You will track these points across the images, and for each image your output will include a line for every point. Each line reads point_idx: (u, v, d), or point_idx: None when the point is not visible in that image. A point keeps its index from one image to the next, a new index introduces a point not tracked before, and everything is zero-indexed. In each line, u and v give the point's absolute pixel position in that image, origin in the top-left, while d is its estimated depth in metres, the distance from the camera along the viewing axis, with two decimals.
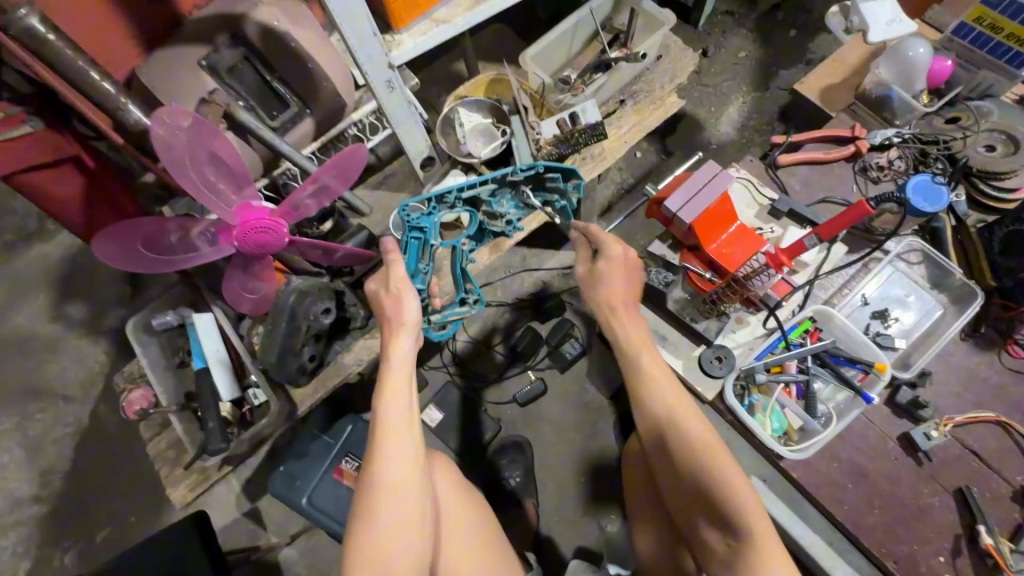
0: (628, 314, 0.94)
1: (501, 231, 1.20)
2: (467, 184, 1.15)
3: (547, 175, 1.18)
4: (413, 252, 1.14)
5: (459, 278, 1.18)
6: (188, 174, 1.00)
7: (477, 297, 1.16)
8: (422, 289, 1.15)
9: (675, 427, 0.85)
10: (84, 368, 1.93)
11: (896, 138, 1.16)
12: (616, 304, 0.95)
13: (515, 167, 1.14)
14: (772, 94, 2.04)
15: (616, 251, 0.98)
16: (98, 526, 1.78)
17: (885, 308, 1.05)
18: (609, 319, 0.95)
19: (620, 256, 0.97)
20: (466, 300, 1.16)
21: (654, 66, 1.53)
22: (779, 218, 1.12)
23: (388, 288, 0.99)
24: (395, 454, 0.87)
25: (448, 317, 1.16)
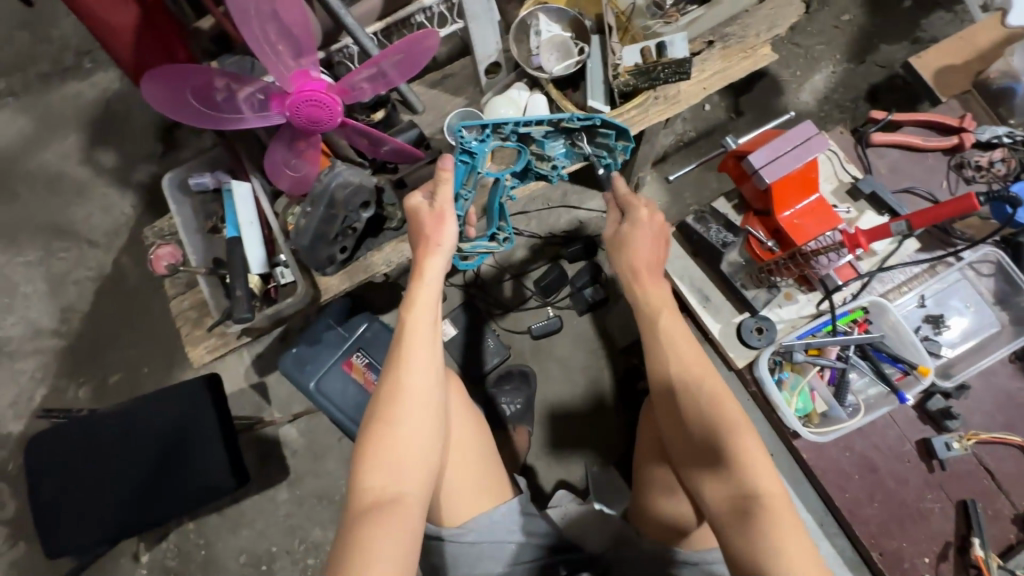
0: (652, 279, 0.94)
1: (543, 174, 1.17)
2: (524, 120, 1.09)
3: (601, 129, 1.11)
4: (458, 177, 1.10)
5: (495, 212, 1.15)
6: (250, 26, 0.95)
7: (507, 236, 1.14)
8: (461, 217, 1.11)
9: (689, 392, 0.86)
10: (110, 217, 1.93)
11: (1006, 139, 1.06)
12: (640, 266, 0.93)
13: (572, 114, 1.08)
14: (866, 69, 1.87)
15: (643, 213, 0.96)
16: (112, 369, 1.85)
17: (940, 314, 1.01)
18: (630, 281, 0.94)
19: (645, 221, 0.96)
20: (496, 237, 1.14)
21: (754, 10, 1.39)
22: (857, 199, 1.05)
23: (433, 205, 0.99)
24: (419, 367, 0.89)
25: (476, 248, 1.15)
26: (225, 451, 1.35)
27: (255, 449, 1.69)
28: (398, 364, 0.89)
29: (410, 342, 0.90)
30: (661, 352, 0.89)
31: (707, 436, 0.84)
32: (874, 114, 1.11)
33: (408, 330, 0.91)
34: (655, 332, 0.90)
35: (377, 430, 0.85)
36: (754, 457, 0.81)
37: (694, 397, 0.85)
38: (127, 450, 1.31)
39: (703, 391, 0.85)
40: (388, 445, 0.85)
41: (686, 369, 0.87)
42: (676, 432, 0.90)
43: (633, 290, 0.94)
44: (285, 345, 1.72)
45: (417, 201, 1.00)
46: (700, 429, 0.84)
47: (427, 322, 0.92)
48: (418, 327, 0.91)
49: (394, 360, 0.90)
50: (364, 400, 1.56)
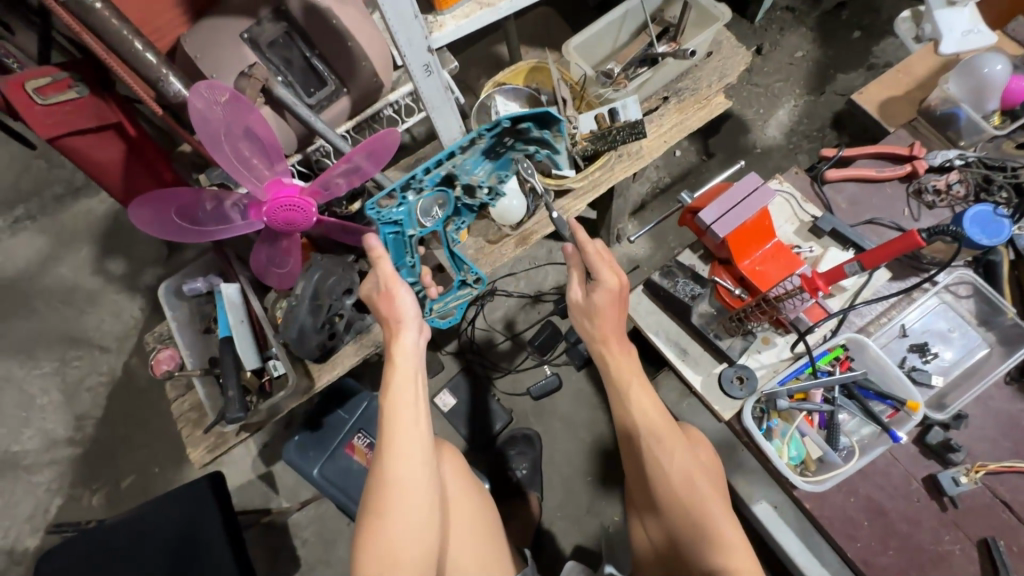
0: (622, 349, 0.94)
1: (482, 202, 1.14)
2: (427, 167, 1.05)
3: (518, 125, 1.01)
4: (394, 247, 1.13)
5: (454, 261, 1.18)
6: (223, 148, 1.02)
7: (476, 278, 1.18)
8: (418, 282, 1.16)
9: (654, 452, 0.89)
10: (121, 322, 2.01)
11: (959, 161, 1.08)
12: (610, 338, 0.94)
13: (478, 128, 1.00)
14: (827, 99, 1.93)
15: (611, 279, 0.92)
16: (125, 471, 1.88)
17: (925, 342, 1.00)
18: (599, 349, 0.95)
19: (615, 285, 0.92)
20: (466, 282, 1.19)
21: (703, 63, 1.46)
22: (821, 237, 1.07)
23: (383, 286, 0.98)
24: (405, 459, 0.86)
25: (447, 300, 1.19)
26: (235, 561, 1.33)
27: (266, 542, 1.67)
28: (382, 455, 0.87)
29: (394, 433, 0.88)
30: (623, 409, 0.92)
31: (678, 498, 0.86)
32: (825, 151, 1.14)
33: (387, 419, 0.89)
34: (625, 395, 0.92)
35: (371, 531, 0.83)
36: (720, 526, 0.83)
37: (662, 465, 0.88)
38: (141, 560, 1.29)
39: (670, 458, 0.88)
40: (383, 542, 0.82)
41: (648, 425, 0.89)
42: (643, 492, 0.93)
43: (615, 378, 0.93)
44: (289, 431, 1.73)
45: (369, 286, 1.00)
46: (666, 492, 0.87)
47: (408, 410, 0.89)
48: (400, 417, 0.89)
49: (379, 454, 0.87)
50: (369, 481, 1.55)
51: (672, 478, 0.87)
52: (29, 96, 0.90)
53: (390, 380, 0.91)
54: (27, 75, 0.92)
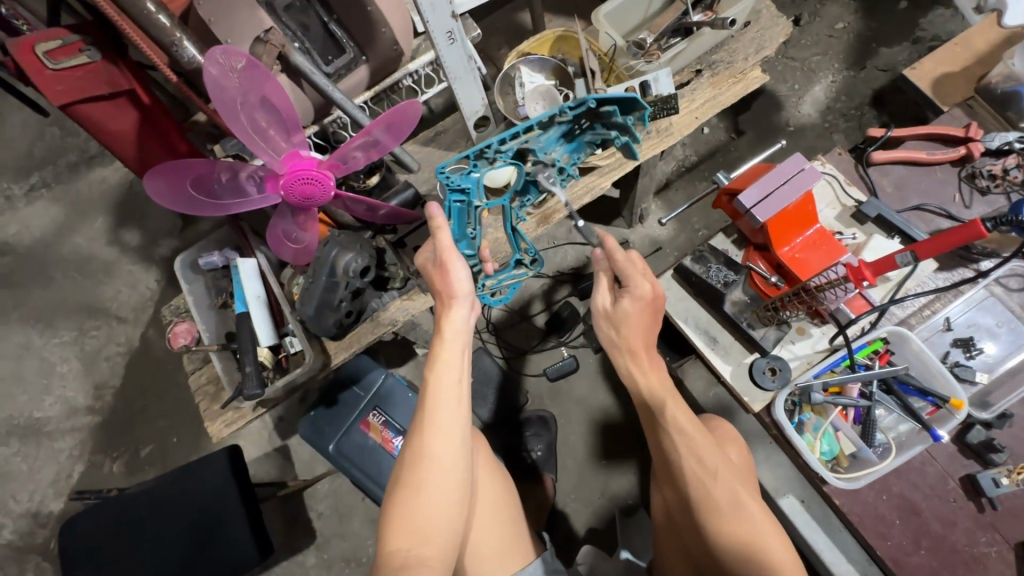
0: (650, 361, 0.89)
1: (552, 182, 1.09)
2: (508, 137, 1.04)
3: (602, 109, 1.00)
4: (458, 217, 1.10)
5: (512, 238, 1.12)
6: (239, 118, 0.97)
7: (534, 257, 1.10)
8: (474, 256, 1.11)
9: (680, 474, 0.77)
10: (136, 293, 2.01)
11: (1020, 144, 1.01)
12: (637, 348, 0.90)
13: (561, 105, 1.01)
14: (868, 74, 1.82)
15: (643, 285, 0.91)
16: (144, 440, 1.90)
17: (971, 337, 0.95)
18: (626, 362, 0.91)
19: (646, 292, 0.90)
20: (522, 261, 1.11)
21: (740, 34, 1.38)
22: (864, 223, 1.01)
23: (440, 260, 0.97)
24: (446, 435, 0.85)
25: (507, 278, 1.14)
26: (249, 524, 1.34)
27: (282, 514, 1.69)
28: (421, 429, 0.85)
29: (434, 408, 0.86)
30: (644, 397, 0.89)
31: (700, 482, 0.83)
32: (871, 132, 1.08)
33: (432, 393, 0.87)
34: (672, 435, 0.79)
35: (403, 502, 0.81)
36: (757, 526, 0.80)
37: (699, 471, 0.83)
38: (161, 526, 1.32)
39: (688, 440, 0.84)
40: (415, 516, 0.80)
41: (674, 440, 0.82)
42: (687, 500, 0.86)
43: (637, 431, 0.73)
44: (304, 406, 1.74)
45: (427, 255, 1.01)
46: (692, 477, 0.84)
47: (450, 385, 0.88)
48: (444, 393, 0.87)
49: (420, 426, 0.86)
50: (383, 458, 1.55)
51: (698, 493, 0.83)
52: (41, 61, 0.87)
53: (438, 355, 0.90)
54: (37, 38, 0.88)
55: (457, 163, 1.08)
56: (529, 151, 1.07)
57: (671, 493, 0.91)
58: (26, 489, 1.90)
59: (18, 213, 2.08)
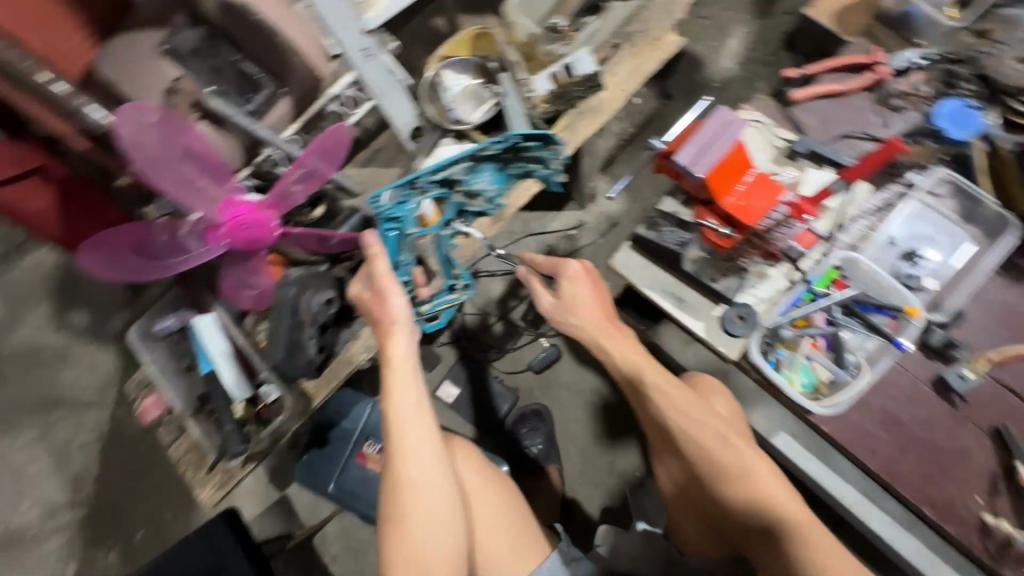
0: (616, 333, 0.99)
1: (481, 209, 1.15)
2: (437, 168, 1.03)
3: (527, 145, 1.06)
4: (392, 246, 1.08)
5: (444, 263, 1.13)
6: (165, 174, 0.94)
7: (466, 282, 1.13)
8: (410, 283, 1.11)
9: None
10: (97, 375, 1.92)
11: (918, 62, 1.09)
12: (600, 320, 0.99)
13: (489, 142, 1.03)
14: (777, 20, 1.89)
15: (574, 268, 1.01)
16: (136, 523, 1.82)
17: (917, 248, 1.00)
18: (593, 339, 1.00)
19: (576, 271, 1.01)
20: (455, 286, 1.13)
21: (650, 2, 1.41)
22: (798, 160, 1.05)
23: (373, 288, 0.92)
24: (414, 462, 0.86)
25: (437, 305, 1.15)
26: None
27: (295, 565, 1.65)
28: (391, 461, 0.87)
29: (400, 437, 0.87)
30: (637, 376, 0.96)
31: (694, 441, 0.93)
32: (786, 73, 1.11)
33: (393, 424, 0.88)
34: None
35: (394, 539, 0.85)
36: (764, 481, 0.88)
37: (696, 431, 0.93)
38: None
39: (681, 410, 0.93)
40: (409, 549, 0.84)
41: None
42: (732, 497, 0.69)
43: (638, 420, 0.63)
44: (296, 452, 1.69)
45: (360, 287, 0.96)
46: (687, 440, 0.93)
47: (410, 410, 0.88)
48: (402, 425, 0.87)
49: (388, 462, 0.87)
50: None
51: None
52: None
53: (388, 389, 0.88)
54: None
55: (391, 193, 1.04)
56: (458, 181, 1.10)
57: (675, 463, 0.99)
58: None
59: None
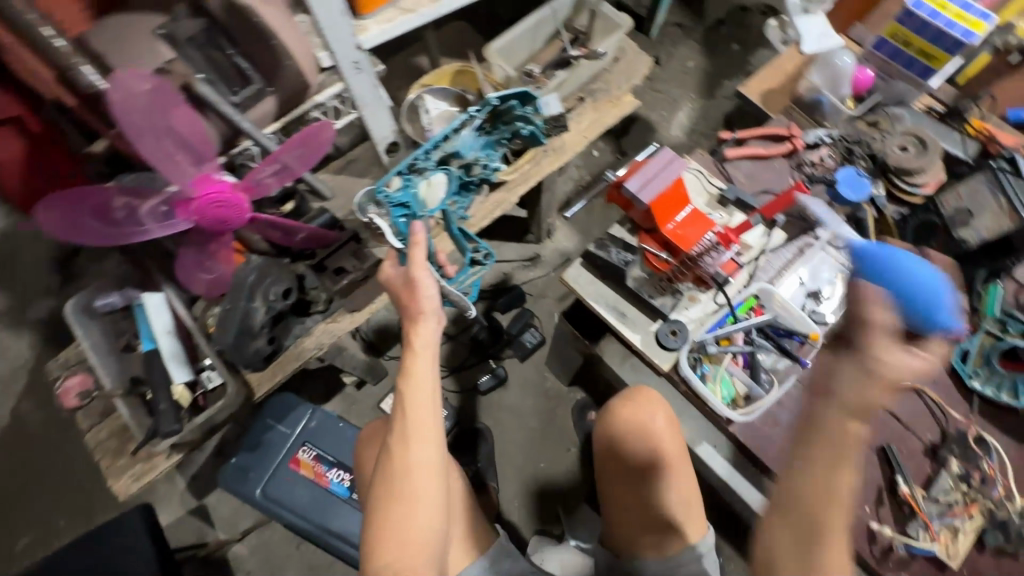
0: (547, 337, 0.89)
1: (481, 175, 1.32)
2: (431, 147, 1.23)
3: (504, 105, 1.29)
4: (404, 229, 1.22)
5: (462, 241, 1.28)
6: (146, 142, 0.95)
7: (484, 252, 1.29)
8: (437, 260, 1.24)
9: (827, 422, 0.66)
10: (4, 362, 1.76)
11: (827, 138, 1.31)
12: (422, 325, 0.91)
13: (471, 109, 1.27)
14: (718, 102, 2.18)
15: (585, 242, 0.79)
16: (17, 534, 1.61)
17: (817, 288, 1.14)
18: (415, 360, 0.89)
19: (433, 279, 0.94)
20: (476, 257, 1.29)
21: (611, 67, 1.61)
22: (727, 206, 1.22)
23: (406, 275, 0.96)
24: (425, 443, 0.85)
25: (465, 274, 1.29)
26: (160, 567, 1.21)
27: None
28: (405, 440, 0.84)
29: (415, 417, 0.85)
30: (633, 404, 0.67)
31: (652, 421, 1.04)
32: (722, 136, 1.31)
33: (404, 400, 0.86)
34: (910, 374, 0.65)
35: (392, 506, 0.83)
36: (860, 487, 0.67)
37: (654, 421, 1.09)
38: None
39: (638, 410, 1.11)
40: (406, 513, 0.82)
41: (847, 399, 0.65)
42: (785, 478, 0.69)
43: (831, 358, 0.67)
44: (222, 457, 1.61)
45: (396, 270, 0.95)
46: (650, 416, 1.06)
47: (427, 382, 0.87)
48: (420, 403, 0.85)
49: (398, 443, 0.85)
50: (317, 494, 1.47)
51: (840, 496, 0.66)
52: None
53: (414, 373, 0.87)
54: None
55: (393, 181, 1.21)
56: (453, 157, 1.29)
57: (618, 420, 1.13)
58: None
59: None
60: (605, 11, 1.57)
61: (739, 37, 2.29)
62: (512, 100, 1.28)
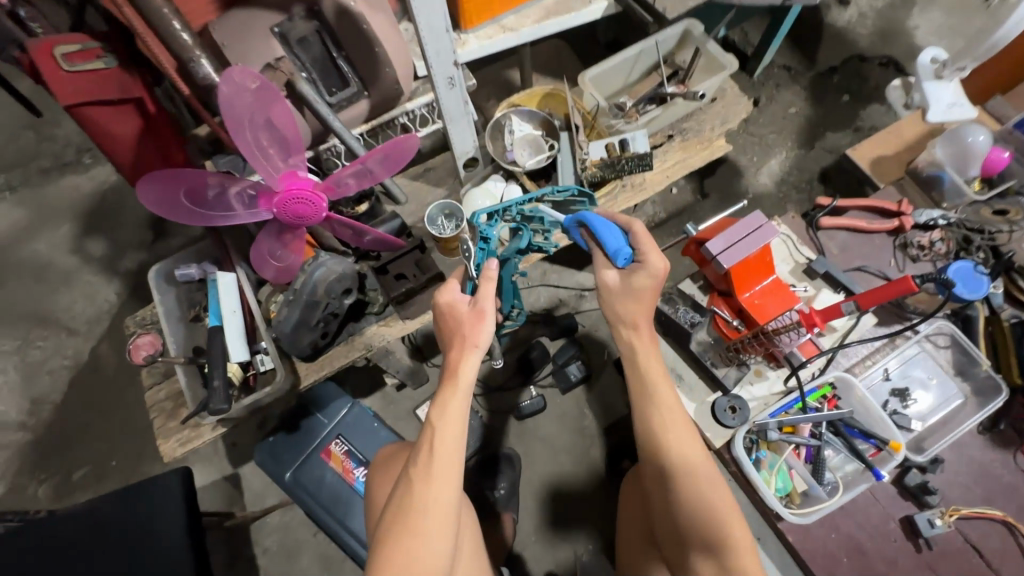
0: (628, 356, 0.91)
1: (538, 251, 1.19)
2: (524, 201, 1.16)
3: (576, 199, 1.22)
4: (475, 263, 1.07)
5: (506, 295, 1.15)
6: (244, 135, 1.01)
7: (519, 314, 1.20)
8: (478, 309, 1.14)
9: (666, 431, 0.85)
10: (94, 305, 1.90)
11: (942, 220, 1.18)
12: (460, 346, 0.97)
13: (553, 187, 1.19)
14: (817, 154, 2.04)
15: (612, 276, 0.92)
16: (77, 464, 1.75)
17: (906, 387, 1.07)
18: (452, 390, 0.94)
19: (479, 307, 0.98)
20: (511, 314, 1.19)
21: (708, 107, 1.53)
22: (813, 278, 1.15)
23: (473, 305, 0.99)
24: (444, 481, 0.89)
25: None
26: (187, 534, 1.27)
27: (224, 547, 1.59)
28: (426, 469, 0.89)
29: (443, 446, 0.90)
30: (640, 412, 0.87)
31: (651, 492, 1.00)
32: (821, 201, 1.23)
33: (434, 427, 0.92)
34: (649, 392, 0.88)
35: (404, 539, 0.85)
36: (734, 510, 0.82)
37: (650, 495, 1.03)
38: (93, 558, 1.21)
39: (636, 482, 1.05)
40: (416, 548, 0.85)
41: (659, 411, 0.87)
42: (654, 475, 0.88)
43: (622, 339, 0.94)
44: (262, 432, 1.68)
45: (452, 297, 1.01)
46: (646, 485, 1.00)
47: (456, 416, 0.92)
48: (447, 432, 0.91)
49: (420, 475, 0.89)
50: (341, 490, 1.49)
51: (704, 486, 0.82)
52: (56, 62, 0.88)
53: (446, 400, 0.93)
54: (58, 39, 0.89)
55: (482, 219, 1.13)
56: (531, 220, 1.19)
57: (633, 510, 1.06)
58: None
59: None
60: (710, 49, 1.50)
61: (851, 87, 2.13)
62: (579, 209, 1.21)
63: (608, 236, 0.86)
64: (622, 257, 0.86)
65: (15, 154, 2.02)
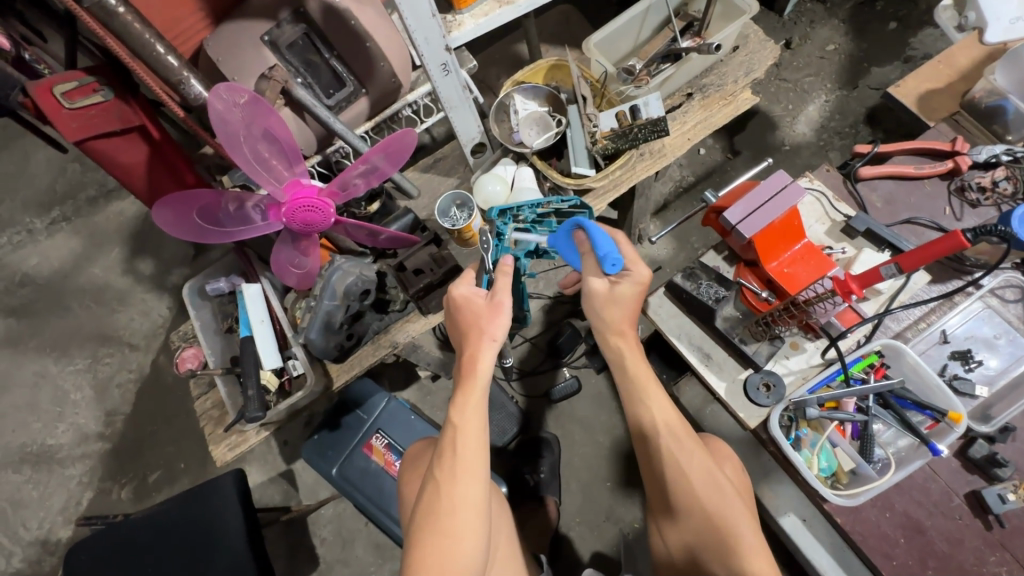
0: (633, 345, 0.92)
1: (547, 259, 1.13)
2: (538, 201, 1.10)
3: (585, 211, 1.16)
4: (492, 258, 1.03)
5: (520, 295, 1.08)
6: (241, 149, 1.02)
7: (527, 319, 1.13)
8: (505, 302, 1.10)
9: (666, 451, 0.87)
10: (149, 321, 2.02)
11: (1005, 156, 1.11)
12: (476, 339, 0.88)
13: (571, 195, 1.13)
14: (861, 93, 1.85)
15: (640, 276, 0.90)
16: (151, 468, 1.89)
17: (969, 350, 1.02)
18: (469, 387, 0.86)
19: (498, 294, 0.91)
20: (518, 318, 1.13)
21: (728, 58, 1.41)
22: (854, 237, 1.10)
23: (491, 297, 0.91)
24: (474, 480, 0.81)
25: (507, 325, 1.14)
26: (249, 543, 1.26)
27: (286, 539, 1.69)
28: (451, 474, 0.81)
29: (465, 450, 0.82)
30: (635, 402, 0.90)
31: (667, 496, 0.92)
32: (860, 148, 1.16)
33: (455, 429, 0.84)
34: (642, 395, 0.89)
35: (433, 547, 0.77)
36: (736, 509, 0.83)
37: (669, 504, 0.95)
38: (151, 565, 1.24)
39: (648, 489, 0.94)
40: (447, 557, 0.77)
41: (665, 431, 0.87)
42: (654, 494, 0.91)
43: (610, 346, 0.93)
44: (308, 429, 1.75)
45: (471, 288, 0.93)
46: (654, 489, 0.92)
47: (476, 416, 0.84)
48: (469, 433, 0.83)
49: (446, 476, 0.81)
50: (383, 483, 1.53)
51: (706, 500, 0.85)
52: (59, 101, 0.92)
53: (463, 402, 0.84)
54: (55, 80, 0.93)
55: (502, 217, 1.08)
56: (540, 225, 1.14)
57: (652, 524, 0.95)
58: (36, 516, 1.88)
59: (39, 245, 2.10)
60: None
61: (898, 13, 1.91)
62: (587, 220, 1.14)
63: (601, 239, 0.86)
64: (613, 262, 0.86)
65: (64, 186, 2.14)
